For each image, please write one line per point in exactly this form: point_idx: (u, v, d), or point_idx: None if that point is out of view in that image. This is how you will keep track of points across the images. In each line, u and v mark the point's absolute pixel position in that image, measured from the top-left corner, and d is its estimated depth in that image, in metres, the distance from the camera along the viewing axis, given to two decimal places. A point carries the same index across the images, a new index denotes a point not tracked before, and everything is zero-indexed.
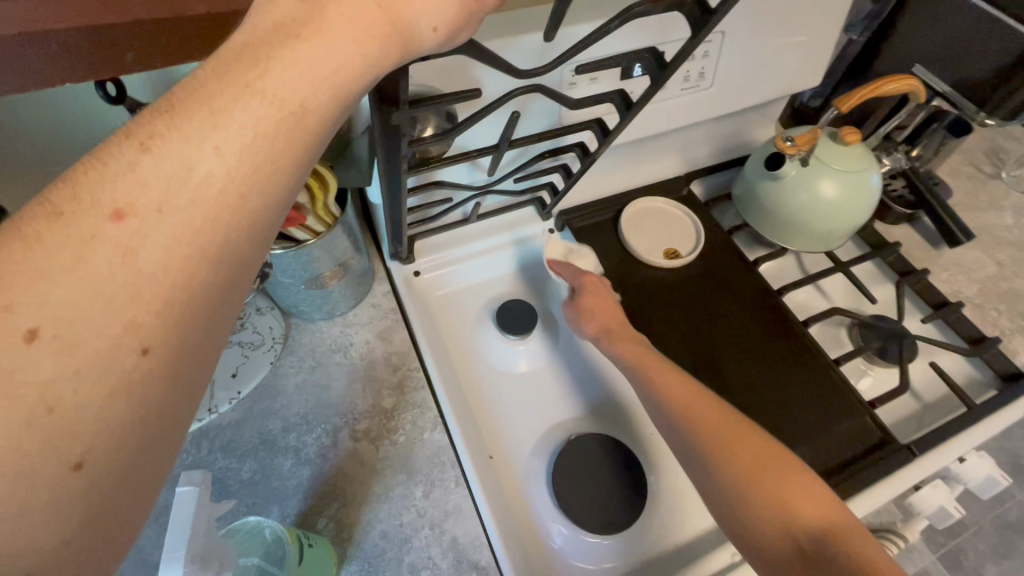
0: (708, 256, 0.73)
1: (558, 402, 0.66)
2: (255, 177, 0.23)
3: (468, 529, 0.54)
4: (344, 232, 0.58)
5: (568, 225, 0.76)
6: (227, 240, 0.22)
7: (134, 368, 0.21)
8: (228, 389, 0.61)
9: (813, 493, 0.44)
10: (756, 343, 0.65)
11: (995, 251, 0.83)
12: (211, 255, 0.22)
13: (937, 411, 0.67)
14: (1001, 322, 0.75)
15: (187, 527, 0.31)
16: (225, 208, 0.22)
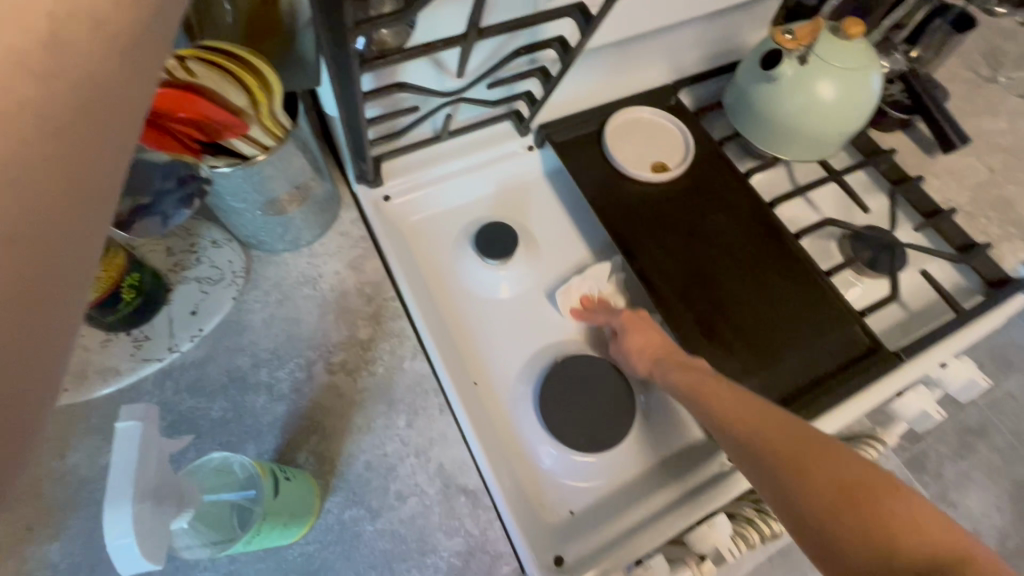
0: (698, 169, 0.68)
1: (543, 327, 0.64)
2: (94, 78, 0.19)
3: (455, 455, 0.53)
4: (300, 148, 0.52)
5: (548, 140, 0.70)
6: (93, 155, 0.20)
7: (32, 263, 0.18)
8: (189, 326, 0.56)
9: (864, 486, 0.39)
10: (748, 256, 0.62)
11: (989, 157, 0.80)
12: (61, 172, 0.18)
13: (922, 319, 0.67)
14: (990, 229, 0.74)
15: (133, 463, 0.28)
16: (76, 114, 0.19)
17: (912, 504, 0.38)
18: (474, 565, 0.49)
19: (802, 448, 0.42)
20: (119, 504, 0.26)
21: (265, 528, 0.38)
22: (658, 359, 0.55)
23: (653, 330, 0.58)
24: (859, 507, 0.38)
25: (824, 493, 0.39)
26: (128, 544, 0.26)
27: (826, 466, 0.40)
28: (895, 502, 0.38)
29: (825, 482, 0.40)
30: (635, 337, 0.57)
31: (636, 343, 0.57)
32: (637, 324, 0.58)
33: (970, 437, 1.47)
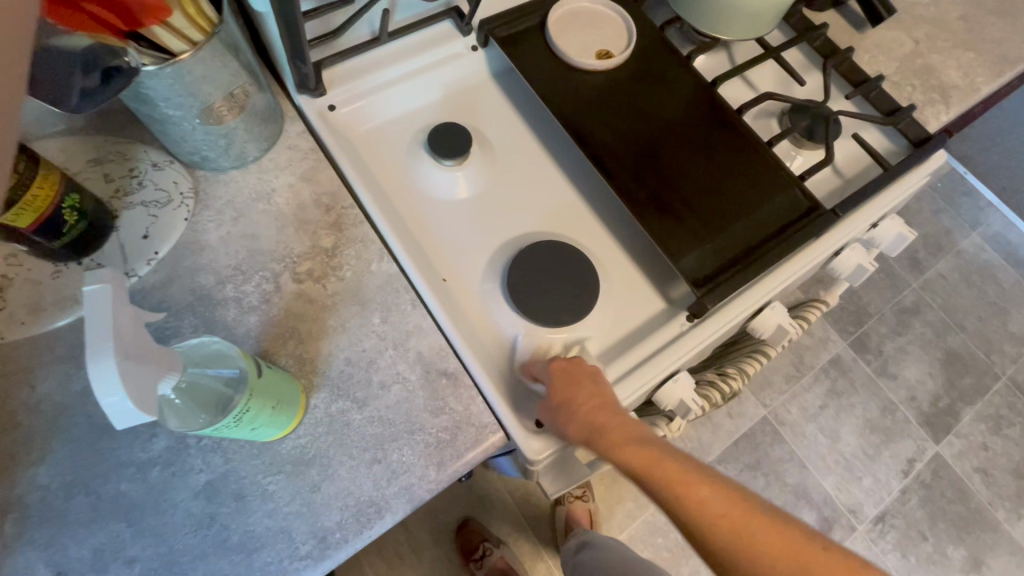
0: (641, 54, 0.69)
1: (503, 223, 0.65)
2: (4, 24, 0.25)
3: (432, 343, 0.55)
4: (230, 48, 0.49)
5: (491, 38, 0.69)
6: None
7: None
8: (143, 251, 0.55)
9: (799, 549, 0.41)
10: (693, 133, 0.64)
11: (913, 28, 0.83)
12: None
13: (857, 182, 0.71)
14: (915, 96, 0.78)
15: (110, 322, 0.28)
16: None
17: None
18: (462, 437, 0.52)
19: (729, 522, 0.42)
20: (102, 359, 0.27)
21: (254, 406, 0.39)
22: (583, 420, 0.50)
23: (584, 384, 0.52)
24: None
25: (748, 552, 0.41)
26: (118, 394, 0.27)
27: (755, 533, 0.41)
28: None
29: (742, 531, 0.42)
30: (569, 394, 0.51)
31: (559, 394, 0.52)
32: (571, 378, 0.53)
33: (906, 316, 1.62)
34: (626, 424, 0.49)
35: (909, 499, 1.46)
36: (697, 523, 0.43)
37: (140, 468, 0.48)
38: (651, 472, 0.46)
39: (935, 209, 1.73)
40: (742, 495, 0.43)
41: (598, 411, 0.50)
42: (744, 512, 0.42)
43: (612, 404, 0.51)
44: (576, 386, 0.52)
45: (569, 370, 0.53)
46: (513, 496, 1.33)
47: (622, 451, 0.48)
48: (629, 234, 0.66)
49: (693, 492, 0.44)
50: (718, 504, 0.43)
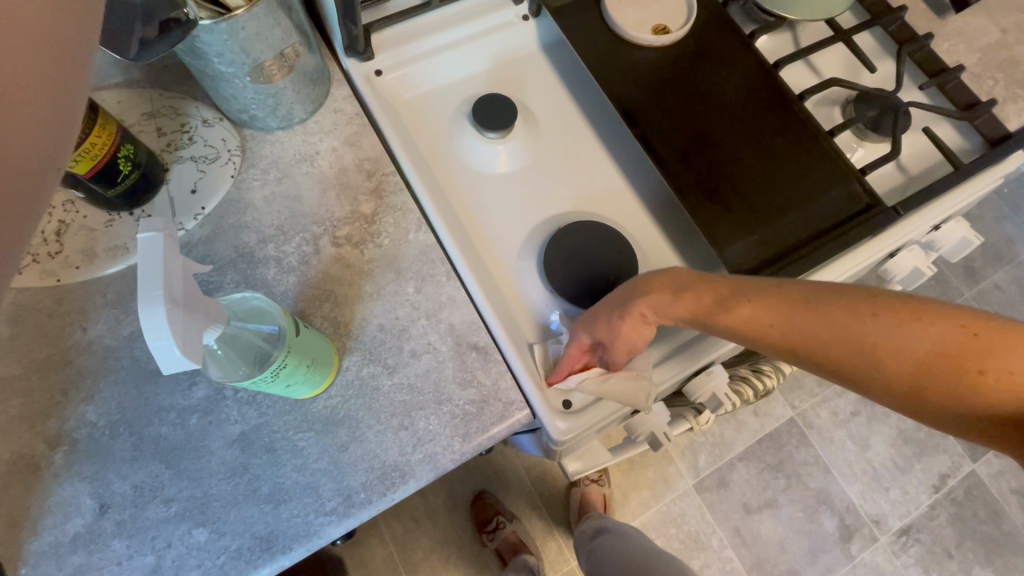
0: (700, 30, 0.65)
1: (541, 200, 0.64)
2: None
3: (465, 316, 0.55)
4: (282, 8, 0.49)
5: (543, 7, 0.67)
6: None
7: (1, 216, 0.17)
8: (190, 205, 0.56)
9: (850, 324, 0.44)
10: (748, 117, 0.61)
11: (1002, 17, 0.77)
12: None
13: (923, 180, 0.66)
14: (996, 91, 0.72)
15: (159, 268, 0.29)
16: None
17: (912, 337, 0.41)
18: (488, 411, 0.52)
19: (770, 318, 0.47)
20: (152, 305, 0.28)
21: (291, 361, 0.40)
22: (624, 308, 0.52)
23: (620, 299, 0.52)
24: (835, 350, 0.44)
25: (795, 342, 0.46)
26: (165, 341, 0.28)
27: (791, 314, 0.46)
28: (890, 338, 0.42)
29: (794, 331, 0.46)
30: (604, 317, 0.52)
31: (608, 318, 0.52)
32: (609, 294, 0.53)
33: None
34: (686, 292, 0.51)
35: (938, 515, 1.40)
36: (756, 330, 0.48)
37: (180, 414, 0.50)
38: (705, 312, 0.50)
39: (998, 216, 1.63)
40: (784, 292, 0.47)
41: (653, 313, 0.51)
42: (798, 307, 0.46)
43: (659, 298, 0.51)
44: (612, 299, 0.53)
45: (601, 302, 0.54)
46: (529, 473, 1.35)
47: (677, 307, 0.51)
48: (671, 220, 0.64)
49: (741, 308, 0.48)
50: (764, 309, 0.47)
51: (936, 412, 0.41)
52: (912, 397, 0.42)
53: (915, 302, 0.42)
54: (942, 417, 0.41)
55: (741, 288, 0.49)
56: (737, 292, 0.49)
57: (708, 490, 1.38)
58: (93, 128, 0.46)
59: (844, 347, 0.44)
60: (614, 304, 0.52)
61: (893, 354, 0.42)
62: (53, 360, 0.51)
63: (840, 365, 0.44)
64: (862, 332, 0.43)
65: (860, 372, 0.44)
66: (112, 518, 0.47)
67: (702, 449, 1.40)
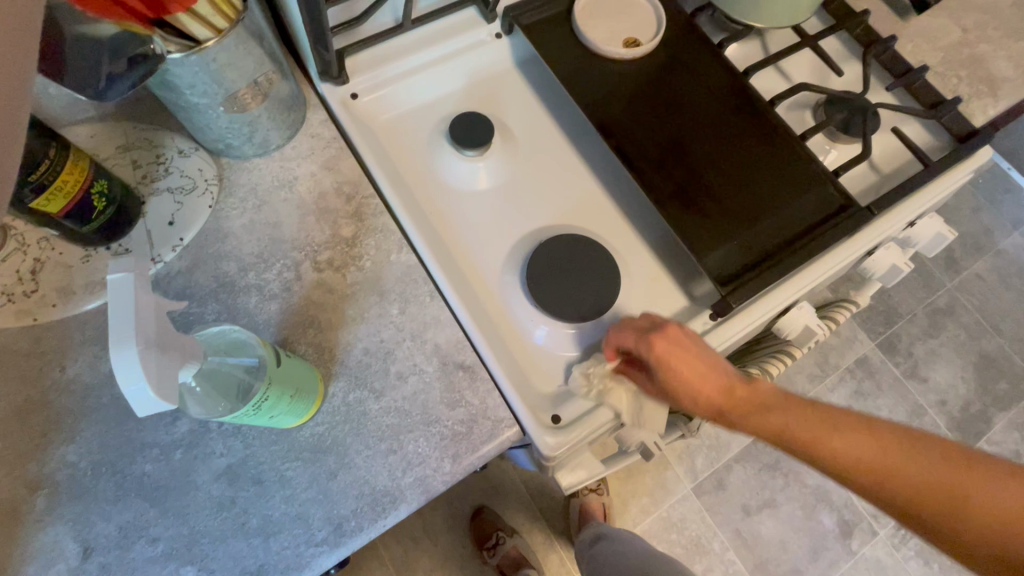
0: (671, 42, 0.66)
1: (522, 216, 0.64)
2: None
3: (450, 335, 0.55)
4: (254, 36, 0.49)
5: (515, 25, 0.68)
6: None
7: None
8: (168, 237, 0.56)
9: (926, 474, 0.46)
10: (721, 125, 0.62)
11: (961, 17, 0.79)
12: None
13: (895, 178, 0.68)
14: (961, 88, 0.74)
15: (131, 310, 0.28)
16: None
17: (994, 496, 0.44)
18: (477, 430, 0.52)
19: (830, 447, 0.48)
20: (124, 347, 0.28)
21: (273, 394, 0.39)
22: (692, 391, 0.52)
23: (692, 358, 0.52)
24: (897, 487, 0.46)
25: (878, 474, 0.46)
26: (140, 383, 0.28)
27: (831, 436, 0.48)
28: (967, 488, 0.44)
29: (871, 463, 0.47)
30: (676, 368, 0.51)
31: (677, 371, 0.51)
32: (682, 344, 0.52)
33: (940, 317, 1.56)
34: (756, 397, 0.52)
35: None
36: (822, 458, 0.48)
37: (164, 450, 0.49)
38: (752, 406, 0.52)
39: (974, 207, 1.66)
40: (863, 425, 0.48)
41: (714, 391, 0.52)
42: (863, 437, 0.48)
43: (720, 384, 0.52)
44: (684, 353, 0.51)
45: (673, 334, 0.51)
46: (528, 486, 1.34)
47: (750, 420, 0.51)
48: (652, 229, 0.65)
49: (799, 430, 0.50)
50: (822, 436, 0.48)
51: (985, 557, 0.44)
52: (965, 544, 0.44)
53: (994, 459, 0.45)
54: (983, 557, 0.44)
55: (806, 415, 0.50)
56: (803, 419, 0.50)
57: (707, 493, 1.38)
58: (65, 166, 0.46)
59: (912, 488, 0.46)
60: (682, 371, 0.51)
61: (956, 496, 0.44)
62: (31, 401, 0.50)
63: (923, 514, 0.45)
64: (924, 476, 0.46)
65: (924, 515, 0.45)
66: (96, 561, 0.46)
67: (699, 453, 1.40)
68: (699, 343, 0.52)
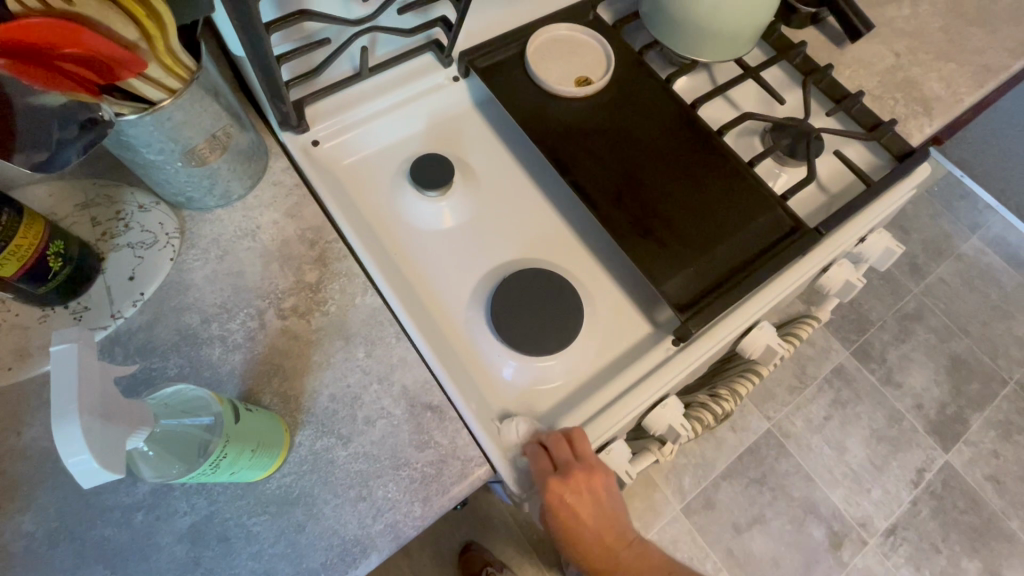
0: (621, 78, 0.69)
1: (486, 252, 0.66)
2: None
3: (417, 375, 0.55)
4: (210, 92, 0.50)
5: (472, 68, 0.70)
6: None
7: None
8: (128, 292, 0.55)
9: None
10: (673, 156, 0.65)
11: (894, 42, 0.84)
12: None
13: (842, 198, 0.71)
14: (897, 109, 0.78)
15: (74, 381, 0.28)
16: None
17: None
18: (447, 471, 0.51)
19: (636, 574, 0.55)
20: (66, 420, 0.28)
21: (231, 451, 0.39)
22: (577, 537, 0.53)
23: (586, 509, 0.53)
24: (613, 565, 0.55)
25: None
26: (84, 455, 0.28)
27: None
28: None
29: None
30: (565, 506, 0.52)
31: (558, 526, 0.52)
32: (582, 494, 0.52)
33: (909, 322, 1.60)
34: (586, 514, 0.52)
35: (920, 511, 1.43)
36: (595, 574, 0.55)
37: (125, 513, 0.48)
38: (603, 556, 0.54)
39: (933, 213, 1.73)
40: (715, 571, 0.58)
41: (589, 537, 0.54)
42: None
43: (604, 535, 0.54)
44: (576, 510, 0.52)
45: (579, 483, 0.51)
46: (516, 518, 1.31)
47: (580, 541, 0.53)
48: (613, 258, 0.66)
49: (601, 558, 0.54)
50: (614, 533, 0.55)
51: None
52: None
53: None
54: None
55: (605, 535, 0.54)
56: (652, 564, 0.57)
57: (696, 513, 1.37)
58: (19, 229, 0.46)
59: None
60: (578, 533, 0.53)
61: None
62: None
63: None
64: None
65: None
66: None
67: (685, 472, 1.40)
68: (608, 497, 0.54)
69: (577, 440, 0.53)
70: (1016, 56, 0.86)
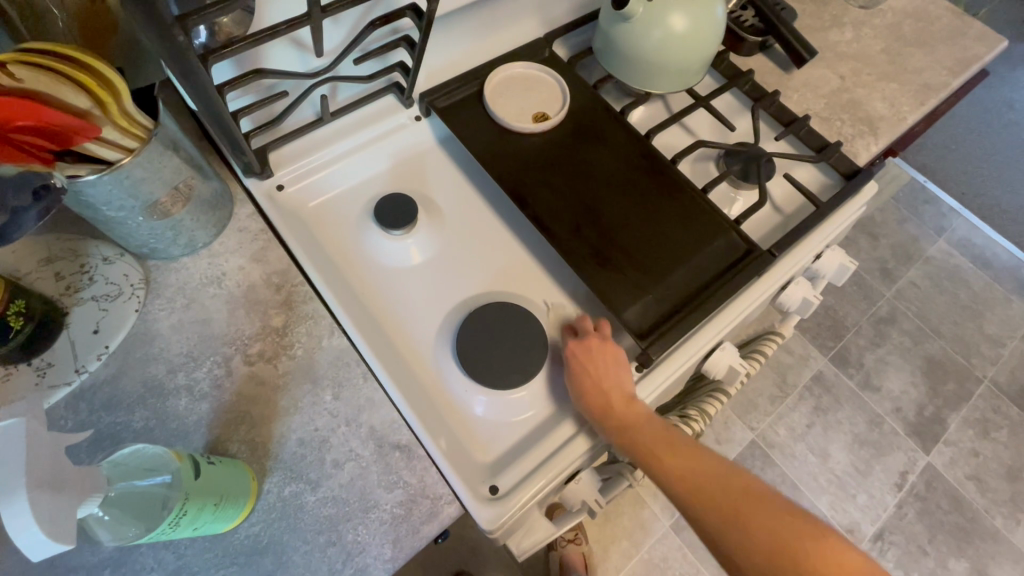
0: (577, 113, 0.72)
1: (452, 287, 0.67)
2: None
3: (384, 416, 0.56)
4: (170, 149, 0.51)
5: (432, 108, 0.72)
6: None
7: None
8: (92, 346, 0.56)
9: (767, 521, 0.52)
10: (629, 186, 0.67)
11: (838, 65, 0.88)
12: None
13: (796, 218, 0.73)
14: (844, 130, 0.82)
15: (22, 455, 0.29)
16: None
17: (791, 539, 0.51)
18: (417, 510, 0.52)
19: (700, 476, 0.55)
20: (14, 496, 0.28)
21: (191, 508, 0.39)
22: (606, 407, 0.57)
23: (607, 372, 0.58)
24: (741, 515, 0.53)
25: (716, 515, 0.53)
26: (30, 530, 0.28)
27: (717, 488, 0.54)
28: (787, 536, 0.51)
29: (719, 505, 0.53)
30: (589, 379, 0.58)
31: (596, 390, 0.57)
32: (600, 354, 0.59)
33: (884, 326, 1.64)
34: (630, 412, 0.57)
35: (906, 514, 1.44)
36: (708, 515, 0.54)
37: (90, 572, 0.47)
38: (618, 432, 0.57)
39: (900, 218, 1.78)
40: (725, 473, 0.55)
41: (608, 399, 0.57)
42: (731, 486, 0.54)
43: (627, 393, 0.58)
44: (605, 370, 0.58)
45: (598, 349, 0.59)
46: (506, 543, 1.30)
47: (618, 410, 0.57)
48: (577, 287, 0.68)
49: (692, 467, 0.56)
50: (709, 474, 0.55)
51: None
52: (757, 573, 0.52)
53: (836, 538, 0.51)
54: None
55: (680, 453, 0.56)
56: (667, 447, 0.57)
57: (686, 529, 1.37)
58: None
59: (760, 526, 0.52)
60: (592, 387, 0.57)
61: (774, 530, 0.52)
62: None
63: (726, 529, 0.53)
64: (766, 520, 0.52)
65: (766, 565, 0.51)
66: None
67: None
68: (626, 367, 0.59)
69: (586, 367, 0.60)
70: (955, 73, 0.90)
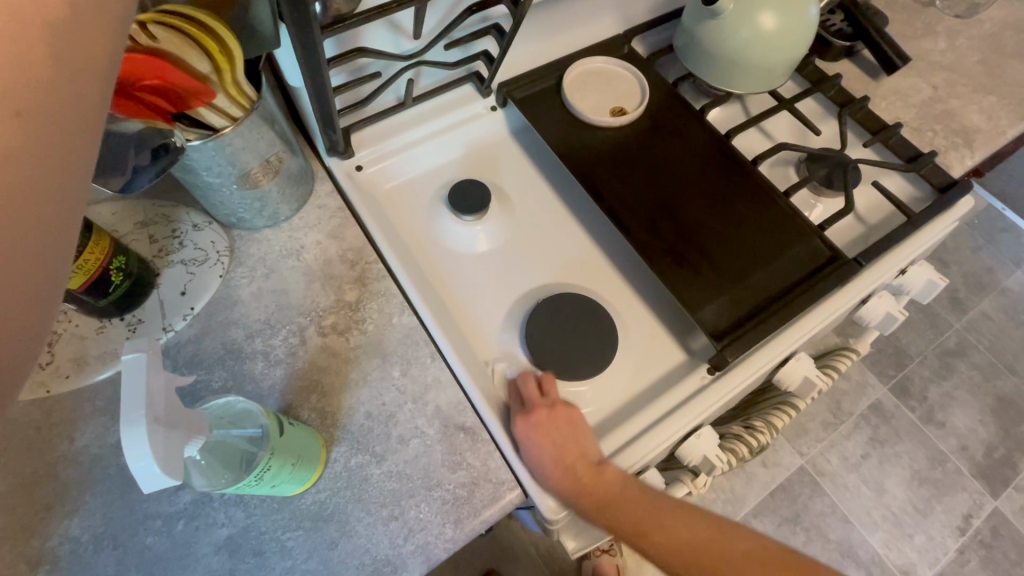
0: (654, 110, 0.71)
1: (518, 275, 0.67)
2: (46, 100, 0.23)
3: (451, 397, 0.56)
4: (267, 121, 0.52)
5: (509, 99, 0.73)
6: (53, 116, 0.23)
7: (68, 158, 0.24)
8: (179, 307, 0.58)
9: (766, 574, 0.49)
10: (707, 185, 0.65)
11: (931, 75, 0.84)
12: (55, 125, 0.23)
13: (881, 229, 0.70)
14: (936, 141, 0.78)
15: (144, 389, 0.30)
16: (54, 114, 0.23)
17: None
18: (480, 494, 0.51)
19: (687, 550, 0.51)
20: (136, 426, 0.29)
21: (275, 464, 0.40)
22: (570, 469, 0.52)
23: (574, 437, 0.54)
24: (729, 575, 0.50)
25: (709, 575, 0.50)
26: (147, 461, 0.29)
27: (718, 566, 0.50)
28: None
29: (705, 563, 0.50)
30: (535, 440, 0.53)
31: (557, 461, 0.52)
32: (550, 420, 0.54)
33: (950, 358, 1.54)
34: (606, 487, 0.52)
35: (968, 561, 1.35)
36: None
37: (166, 521, 0.49)
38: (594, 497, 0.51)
39: (974, 246, 1.67)
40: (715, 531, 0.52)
41: (575, 467, 0.52)
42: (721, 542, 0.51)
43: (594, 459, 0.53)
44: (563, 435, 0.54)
45: (544, 410, 0.55)
46: (537, 546, 1.28)
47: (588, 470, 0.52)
48: (645, 284, 0.67)
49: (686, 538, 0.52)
50: (695, 538, 0.51)
51: None
52: None
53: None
54: None
55: (666, 521, 0.52)
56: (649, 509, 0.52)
57: None
58: (88, 246, 0.49)
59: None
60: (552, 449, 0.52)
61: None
62: (37, 475, 0.50)
63: None
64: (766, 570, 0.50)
65: None
66: None
67: (713, 507, 1.36)
68: (573, 423, 0.55)
69: (543, 414, 0.54)
70: None
